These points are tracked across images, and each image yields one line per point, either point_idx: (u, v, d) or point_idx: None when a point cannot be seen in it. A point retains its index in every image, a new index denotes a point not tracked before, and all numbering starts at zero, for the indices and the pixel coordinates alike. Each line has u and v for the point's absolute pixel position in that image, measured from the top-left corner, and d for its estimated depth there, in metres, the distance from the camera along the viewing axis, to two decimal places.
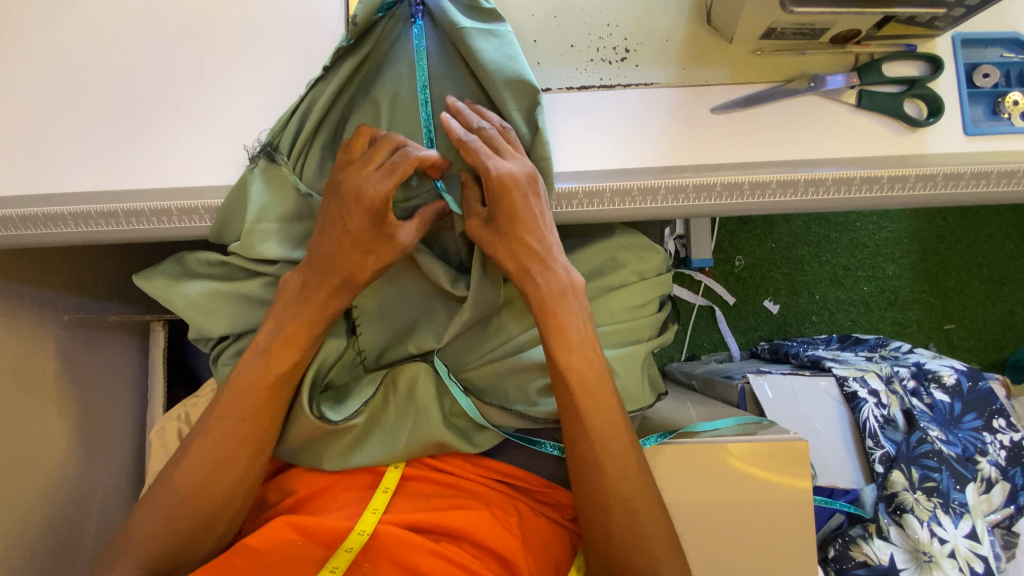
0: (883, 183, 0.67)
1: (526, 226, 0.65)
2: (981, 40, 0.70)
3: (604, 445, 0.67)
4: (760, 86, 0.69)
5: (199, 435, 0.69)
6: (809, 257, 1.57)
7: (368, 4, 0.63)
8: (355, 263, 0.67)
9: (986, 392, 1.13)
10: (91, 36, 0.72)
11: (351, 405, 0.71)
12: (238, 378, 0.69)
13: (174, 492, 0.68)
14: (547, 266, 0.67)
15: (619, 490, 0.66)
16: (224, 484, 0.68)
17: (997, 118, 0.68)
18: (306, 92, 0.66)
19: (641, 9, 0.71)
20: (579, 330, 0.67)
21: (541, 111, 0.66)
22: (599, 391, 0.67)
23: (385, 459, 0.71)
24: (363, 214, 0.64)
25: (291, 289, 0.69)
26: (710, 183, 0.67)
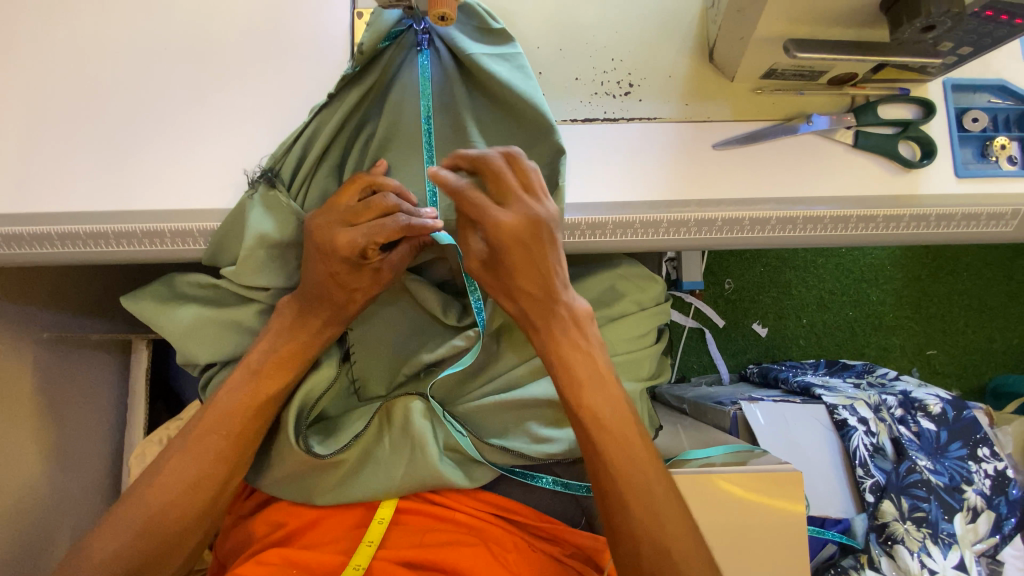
0: (878, 222, 0.69)
1: (526, 269, 0.65)
2: (970, 86, 0.72)
3: (623, 480, 0.63)
4: (760, 124, 0.70)
5: (187, 446, 0.65)
6: (797, 282, 1.59)
7: (374, 32, 0.62)
8: (347, 297, 0.68)
9: (970, 421, 1.15)
10: (84, 52, 0.70)
11: (342, 439, 0.69)
12: (225, 396, 0.67)
13: (153, 506, 0.63)
14: (553, 306, 0.66)
15: (649, 528, 0.61)
16: (202, 499, 0.65)
17: (985, 161, 0.70)
18: (311, 118, 0.65)
19: (644, 43, 0.72)
20: (586, 373, 0.66)
21: (563, 161, 0.66)
22: (612, 428, 0.64)
23: (381, 494, 0.69)
24: (341, 262, 0.64)
25: (286, 314, 0.68)
26: (712, 218, 0.68)
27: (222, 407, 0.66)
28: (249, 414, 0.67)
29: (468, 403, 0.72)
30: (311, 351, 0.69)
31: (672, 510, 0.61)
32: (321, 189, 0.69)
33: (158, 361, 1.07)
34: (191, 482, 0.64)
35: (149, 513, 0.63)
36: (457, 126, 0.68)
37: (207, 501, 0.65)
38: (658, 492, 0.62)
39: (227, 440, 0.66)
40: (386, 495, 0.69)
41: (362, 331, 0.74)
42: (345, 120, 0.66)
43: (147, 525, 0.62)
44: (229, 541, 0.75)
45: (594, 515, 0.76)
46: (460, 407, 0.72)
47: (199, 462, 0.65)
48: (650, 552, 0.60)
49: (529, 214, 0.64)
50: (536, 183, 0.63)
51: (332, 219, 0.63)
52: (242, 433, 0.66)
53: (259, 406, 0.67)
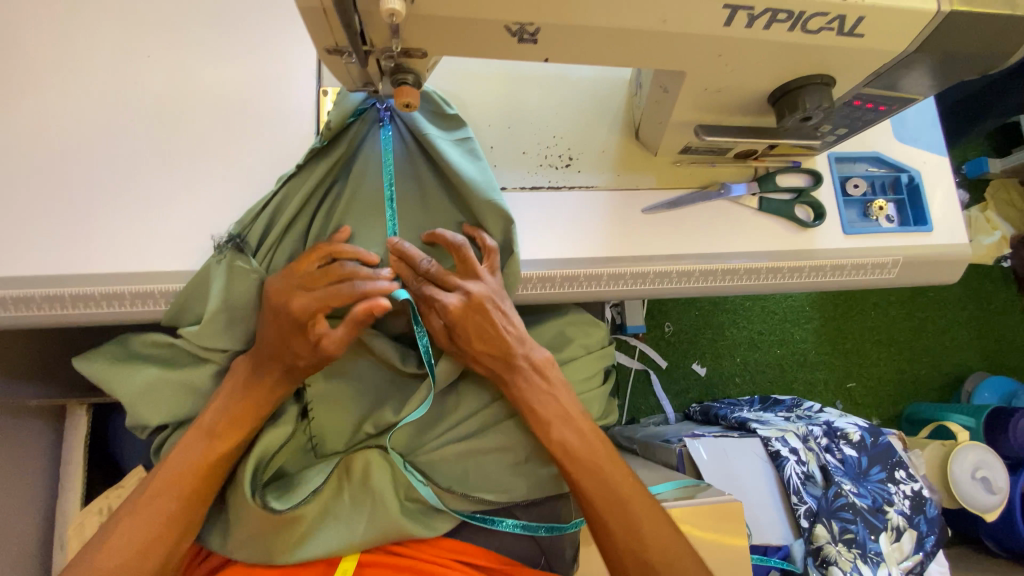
0: (784, 272, 0.81)
1: (485, 338, 0.71)
2: (848, 159, 0.87)
3: (602, 504, 0.70)
4: (681, 191, 0.81)
5: (137, 510, 0.65)
6: (729, 324, 1.74)
7: (340, 112, 0.69)
8: (302, 353, 0.68)
9: (885, 446, 1.28)
10: (48, 121, 0.72)
11: (300, 494, 0.69)
12: (176, 456, 0.67)
13: (99, 575, 0.62)
14: (514, 364, 0.72)
15: (631, 542, 0.69)
16: (152, 563, 0.64)
17: (869, 220, 0.85)
18: (280, 187, 0.70)
19: (582, 122, 0.82)
20: (555, 413, 0.72)
21: (514, 231, 0.72)
22: (584, 459, 0.72)
23: (341, 551, 0.69)
24: (298, 321, 0.67)
25: (240, 373, 0.70)
26: (645, 271, 0.77)
27: (173, 467, 0.67)
28: (201, 473, 0.67)
29: (429, 452, 0.74)
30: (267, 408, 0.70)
31: (649, 519, 0.70)
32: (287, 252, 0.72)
33: (95, 427, 1.02)
34: (140, 547, 0.63)
35: None
36: (417, 193, 0.75)
37: (156, 565, 0.64)
38: (633, 508, 0.70)
39: (179, 500, 0.66)
40: (348, 550, 0.69)
41: (320, 385, 0.75)
42: (312, 190, 0.71)
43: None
44: None
45: (554, 555, 0.77)
46: (419, 457, 0.74)
47: (147, 524, 0.64)
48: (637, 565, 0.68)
49: (487, 273, 0.72)
50: (489, 246, 0.72)
51: (292, 283, 0.67)
52: (192, 492, 0.66)
53: (209, 464, 0.67)
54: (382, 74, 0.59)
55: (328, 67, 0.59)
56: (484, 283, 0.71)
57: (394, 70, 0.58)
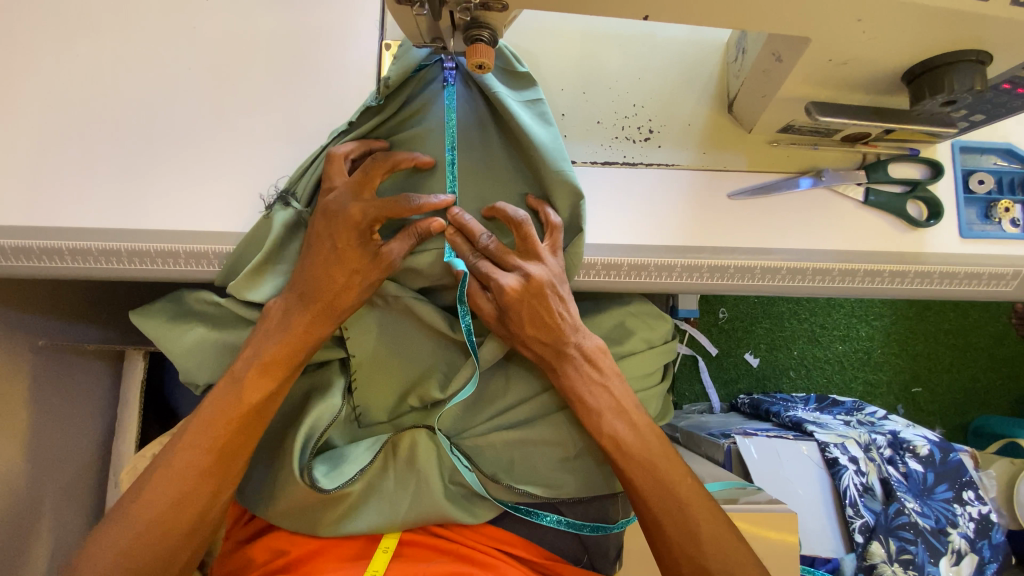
0: (884, 276, 0.71)
1: (538, 324, 0.65)
2: (977, 148, 0.75)
3: (657, 504, 0.66)
4: (773, 176, 0.72)
5: (171, 461, 0.63)
6: (790, 315, 1.62)
7: (402, 67, 0.64)
8: (346, 283, 0.64)
9: (956, 464, 1.17)
10: (107, 68, 0.70)
11: (347, 471, 0.68)
12: (208, 407, 0.64)
13: (139, 523, 0.60)
14: (566, 353, 0.67)
15: (684, 543, 0.64)
16: (191, 513, 0.62)
17: (989, 222, 0.73)
18: (327, 144, 0.66)
19: (665, 90, 0.73)
20: (608, 405, 0.68)
21: (584, 209, 0.66)
22: (638, 455, 0.67)
23: (384, 528, 0.69)
24: (350, 233, 0.61)
25: (274, 315, 0.66)
26: (724, 265, 0.69)
27: (205, 418, 0.64)
28: (234, 425, 0.64)
29: (474, 438, 0.72)
30: (301, 355, 0.66)
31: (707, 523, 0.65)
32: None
33: (152, 371, 1.06)
34: (176, 499, 0.62)
35: (136, 529, 0.60)
36: (479, 162, 0.68)
37: (194, 517, 0.63)
38: (688, 509, 0.65)
39: (214, 453, 0.63)
40: (390, 528, 0.69)
41: (363, 351, 0.71)
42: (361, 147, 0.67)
43: (132, 545, 0.60)
44: (226, 566, 0.74)
45: (598, 553, 0.75)
46: (464, 440, 0.72)
47: (182, 477, 0.62)
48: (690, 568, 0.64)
49: (548, 251, 0.65)
50: (554, 222, 0.65)
51: (344, 192, 0.62)
52: (227, 444, 0.64)
53: (242, 414, 0.64)
54: (455, 29, 0.53)
55: (397, 19, 0.53)
56: (543, 265, 0.64)
57: (468, 25, 0.51)
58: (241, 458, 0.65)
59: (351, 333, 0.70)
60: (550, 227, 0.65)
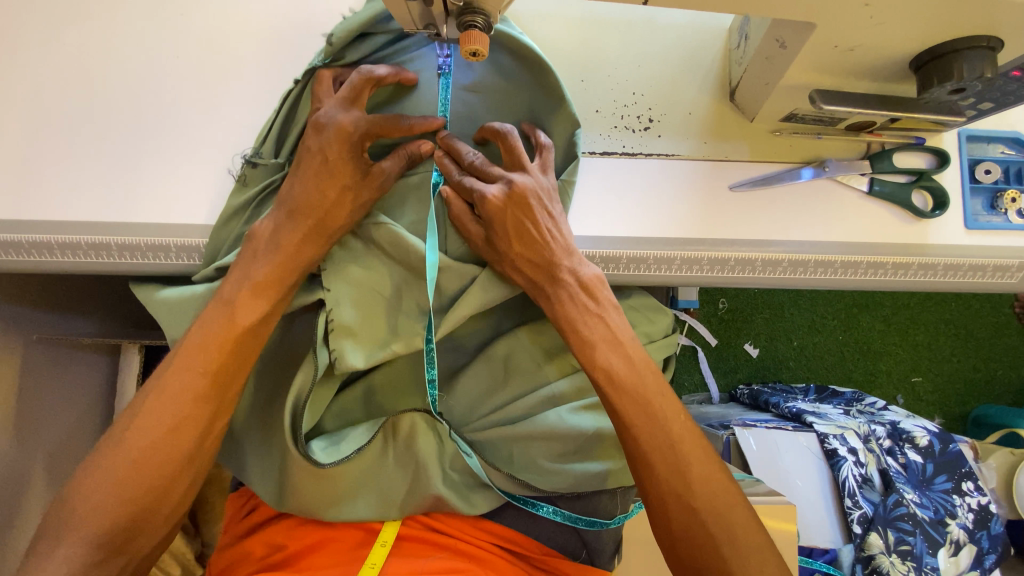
0: (886, 268, 0.70)
1: (526, 241, 0.63)
2: (984, 137, 0.73)
3: (647, 440, 0.61)
4: (774, 166, 0.70)
5: (162, 386, 0.59)
6: (790, 305, 1.61)
7: (346, 25, 0.63)
8: (337, 199, 0.63)
9: (956, 454, 1.17)
10: (92, 56, 0.69)
11: (344, 450, 0.68)
12: (197, 331, 0.61)
13: (132, 453, 0.57)
14: (557, 274, 0.64)
15: (672, 483, 0.60)
16: (187, 440, 0.59)
17: (994, 213, 0.72)
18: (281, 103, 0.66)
19: (666, 77, 0.71)
20: (602, 335, 0.64)
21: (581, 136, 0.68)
22: (634, 389, 0.63)
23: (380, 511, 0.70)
24: (339, 147, 0.62)
25: (262, 237, 0.63)
26: (724, 257, 0.68)
27: (194, 340, 0.60)
28: (227, 348, 0.61)
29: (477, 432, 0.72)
30: (292, 275, 0.63)
31: (699, 463, 0.61)
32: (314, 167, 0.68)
33: (149, 364, 1.06)
34: (171, 425, 0.59)
35: (129, 457, 0.57)
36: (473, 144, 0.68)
37: (191, 444, 0.60)
38: (678, 449, 0.61)
39: (209, 376, 0.60)
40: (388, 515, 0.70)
41: (342, 296, 0.65)
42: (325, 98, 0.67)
43: (127, 473, 0.57)
44: (222, 561, 0.73)
45: (596, 549, 0.75)
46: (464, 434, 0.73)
47: (176, 402, 0.59)
48: (678, 510, 0.60)
49: (538, 170, 0.65)
50: (543, 142, 0.66)
51: (332, 104, 0.62)
52: (222, 367, 0.61)
53: (235, 336, 0.61)
54: (448, 14, 0.51)
55: (388, 4, 0.51)
56: (532, 180, 0.64)
57: (462, 10, 0.50)
58: (237, 381, 0.62)
59: (332, 277, 0.66)
60: (539, 147, 0.66)
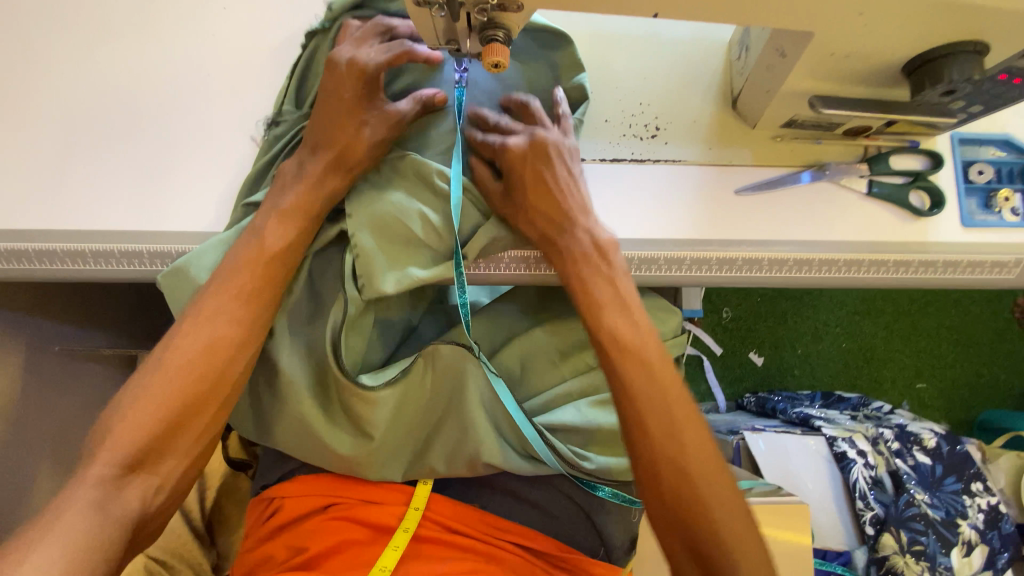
0: (888, 265, 0.73)
1: (544, 192, 0.67)
2: (975, 140, 0.76)
3: (643, 401, 0.60)
4: (778, 170, 0.73)
5: (201, 308, 0.62)
6: (793, 313, 1.64)
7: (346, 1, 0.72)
8: (352, 128, 0.67)
9: (964, 455, 1.18)
10: (124, 73, 0.72)
11: (387, 374, 0.70)
12: (233, 256, 0.64)
13: (169, 372, 0.60)
14: (568, 227, 0.67)
15: (665, 446, 0.59)
16: (221, 359, 0.62)
17: (989, 211, 0.75)
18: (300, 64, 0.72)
19: (670, 88, 0.75)
20: (607, 295, 0.65)
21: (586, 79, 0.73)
22: (635, 350, 0.62)
23: (422, 471, 0.73)
24: (351, 78, 0.66)
25: (288, 170, 0.68)
26: (732, 257, 0.71)
27: (230, 265, 0.64)
28: (259, 273, 0.64)
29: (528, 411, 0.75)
30: (318, 209, 0.67)
31: (692, 429, 0.60)
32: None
33: None
34: (208, 344, 0.61)
35: (167, 375, 0.60)
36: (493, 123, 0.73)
37: (224, 363, 0.62)
38: (675, 412, 0.60)
39: (243, 299, 0.63)
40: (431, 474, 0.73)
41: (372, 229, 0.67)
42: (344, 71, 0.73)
43: (163, 389, 0.59)
44: (246, 562, 0.74)
45: (612, 544, 0.77)
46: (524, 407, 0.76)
47: (212, 323, 0.62)
48: (669, 475, 0.58)
49: (559, 132, 0.70)
50: (562, 112, 0.71)
51: (347, 40, 0.68)
52: (256, 284, 0.64)
53: (265, 260, 0.64)
54: (471, 30, 0.55)
55: (415, 20, 0.54)
56: (550, 135, 0.69)
57: (485, 26, 0.53)
58: (266, 307, 0.65)
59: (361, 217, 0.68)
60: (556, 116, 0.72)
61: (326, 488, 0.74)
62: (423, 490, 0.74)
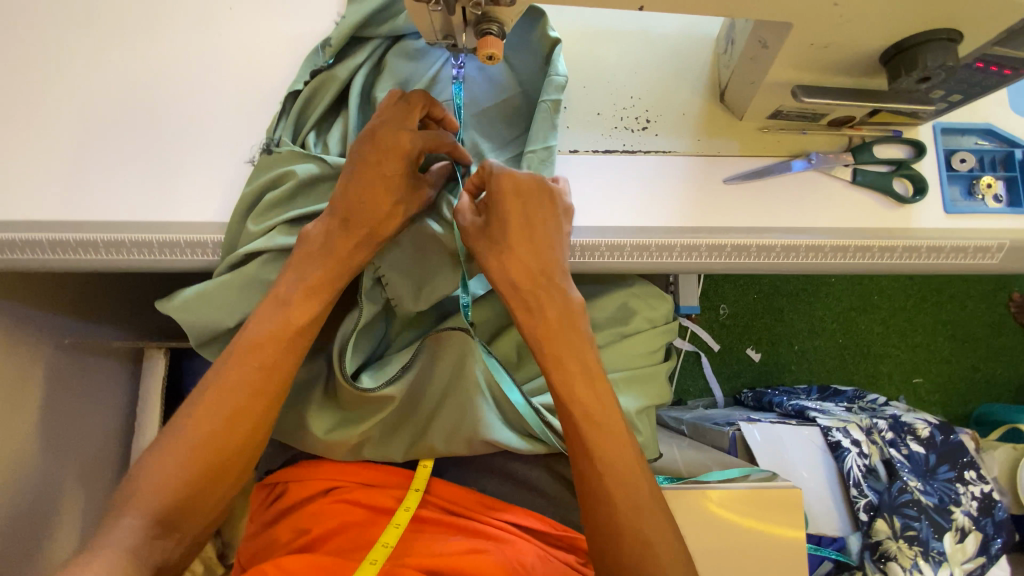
0: (875, 251, 0.75)
1: (518, 241, 0.68)
2: (956, 130, 0.79)
3: (593, 439, 0.67)
4: (766, 160, 0.76)
5: (224, 374, 0.66)
6: (789, 308, 1.66)
7: (344, 28, 0.72)
8: (387, 216, 0.69)
9: (958, 444, 1.19)
10: (132, 71, 0.75)
11: (387, 372, 0.74)
12: (258, 317, 0.68)
13: (194, 439, 0.65)
14: (538, 284, 0.69)
15: (605, 469, 0.66)
16: (243, 431, 0.66)
17: (972, 199, 0.77)
18: (299, 88, 0.73)
19: (660, 83, 0.78)
20: (557, 306, 0.69)
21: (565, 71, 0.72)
22: (582, 375, 0.68)
23: (422, 449, 0.76)
24: (394, 162, 0.67)
25: (314, 239, 0.70)
26: (721, 244, 0.73)
27: (255, 327, 0.68)
28: (281, 342, 0.68)
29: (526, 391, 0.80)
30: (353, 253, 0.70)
31: (622, 457, 0.67)
32: (338, 147, 0.74)
33: (171, 370, 1.10)
34: (231, 412, 0.66)
35: (192, 444, 0.64)
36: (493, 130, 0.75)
37: (243, 435, 0.66)
38: (616, 440, 0.67)
39: (263, 370, 0.67)
40: (432, 453, 0.76)
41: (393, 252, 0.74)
42: (345, 86, 0.75)
43: (188, 462, 0.64)
44: (251, 547, 0.76)
45: None
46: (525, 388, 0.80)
47: (235, 392, 0.66)
48: (618, 501, 0.65)
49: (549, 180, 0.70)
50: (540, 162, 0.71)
51: (392, 121, 0.66)
52: (274, 364, 0.67)
53: (313, 267, 0.69)
54: (466, 24, 0.57)
55: (411, 15, 0.57)
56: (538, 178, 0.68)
57: (479, 20, 0.56)
58: (284, 378, 0.68)
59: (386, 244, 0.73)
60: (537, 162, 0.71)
61: (328, 472, 0.76)
62: (423, 472, 0.77)
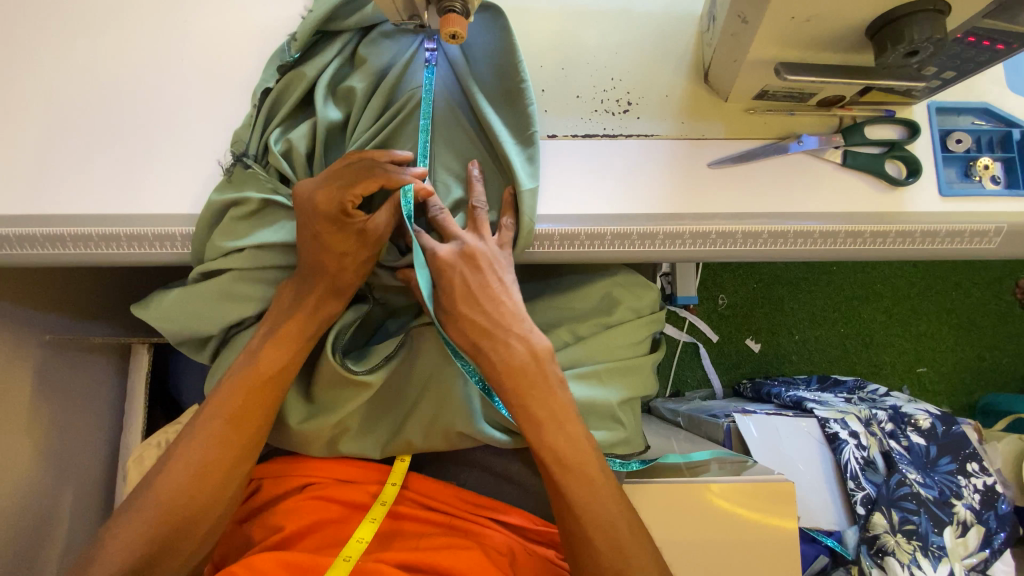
0: (864, 237, 0.72)
1: (508, 360, 0.67)
2: (953, 109, 0.75)
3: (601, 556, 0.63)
4: (754, 143, 0.73)
5: (198, 429, 0.68)
6: (788, 298, 1.63)
7: (310, 23, 0.69)
8: (339, 265, 0.68)
9: (959, 436, 1.17)
10: (98, 61, 0.73)
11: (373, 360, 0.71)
12: (233, 372, 0.69)
13: (168, 489, 0.65)
14: (537, 411, 0.66)
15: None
16: (216, 480, 0.67)
17: (968, 180, 0.74)
18: (264, 88, 0.71)
19: (642, 64, 0.75)
20: (558, 434, 0.66)
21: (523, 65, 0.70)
22: (586, 494, 0.65)
23: (399, 446, 0.74)
24: (324, 222, 0.65)
25: (285, 297, 0.71)
26: (706, 231, 0.70)
27: (229, 382, 0.69)
28: (254, 390, 0.68)
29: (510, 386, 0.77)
30: (316, 304, 0.70)
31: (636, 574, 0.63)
32: (304, 143, 0.70)
33: (157, 366, 1.09)
34: (203, 464, 0.67)
35: (165, 493, 0.65)
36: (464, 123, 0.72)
37: (215, 485, 0.67)
38: (627, 552, 0.64)
39: (234, 421, 0.68)
40: (409, 448, 0.74)
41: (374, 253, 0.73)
42: (313, 84, 0.72)
43: (162, 516, 0.64)
44: (226, 546, 0.75)
45: None
46: None
47: (207, 445, 0.67)
48: None
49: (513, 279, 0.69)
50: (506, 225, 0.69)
51: (314, 184, 0.66)
52: (244, 417, 0.68)
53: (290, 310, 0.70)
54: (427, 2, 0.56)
55: None
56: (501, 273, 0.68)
57: None
58: (257, 427, 0.69)
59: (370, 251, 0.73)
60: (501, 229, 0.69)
61: (301, 470, 0.75)
62: (400, 467, 0.75)
